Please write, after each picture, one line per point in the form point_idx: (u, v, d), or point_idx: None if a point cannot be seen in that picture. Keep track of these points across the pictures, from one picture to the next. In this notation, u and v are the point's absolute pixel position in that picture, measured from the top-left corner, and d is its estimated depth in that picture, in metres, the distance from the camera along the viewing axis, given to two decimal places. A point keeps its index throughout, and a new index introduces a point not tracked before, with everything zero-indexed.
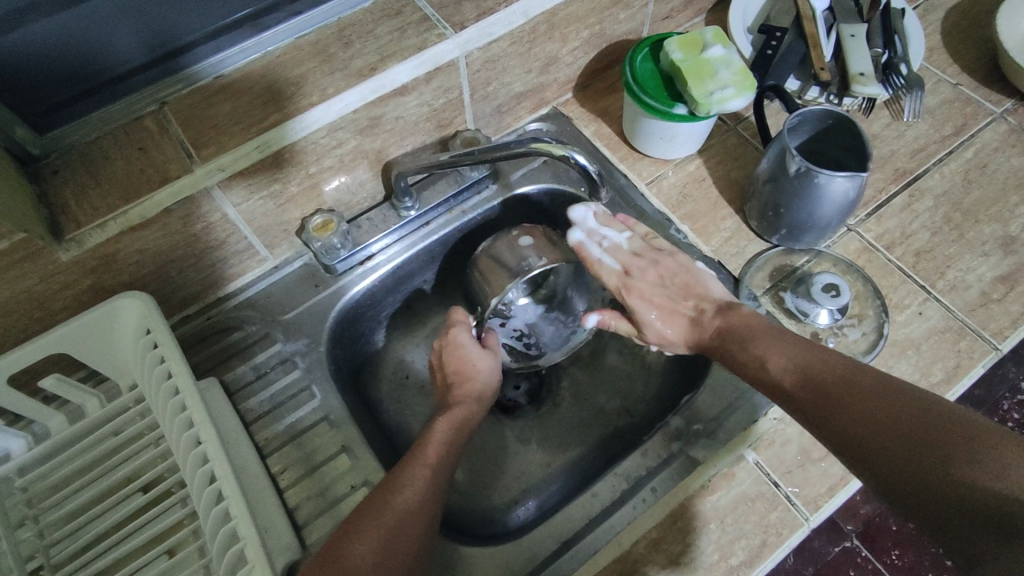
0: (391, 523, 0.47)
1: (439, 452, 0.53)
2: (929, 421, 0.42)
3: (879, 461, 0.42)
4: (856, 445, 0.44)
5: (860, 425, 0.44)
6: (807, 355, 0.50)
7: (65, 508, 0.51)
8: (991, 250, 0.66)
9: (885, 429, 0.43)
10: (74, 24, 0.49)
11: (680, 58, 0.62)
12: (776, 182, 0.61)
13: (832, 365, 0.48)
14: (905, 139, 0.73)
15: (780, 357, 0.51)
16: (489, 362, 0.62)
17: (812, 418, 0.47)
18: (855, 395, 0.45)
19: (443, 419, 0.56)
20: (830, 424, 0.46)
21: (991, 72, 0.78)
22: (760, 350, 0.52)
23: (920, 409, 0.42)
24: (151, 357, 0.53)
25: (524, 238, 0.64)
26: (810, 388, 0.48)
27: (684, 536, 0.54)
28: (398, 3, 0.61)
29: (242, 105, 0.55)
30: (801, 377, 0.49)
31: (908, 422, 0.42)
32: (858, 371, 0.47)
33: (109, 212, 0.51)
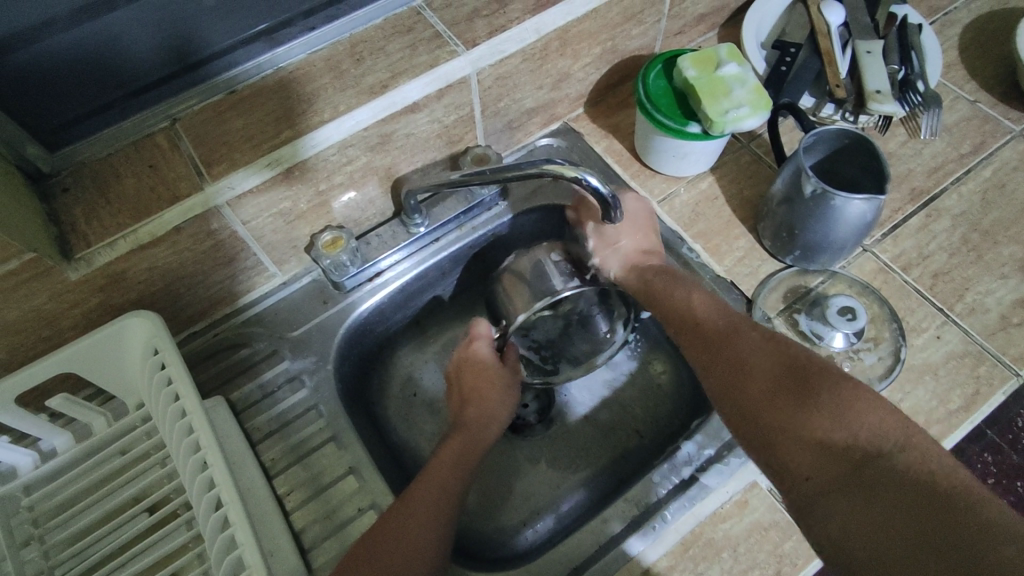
0: (400, 552, 0.46)
1: (452, 474, 0.52)
2: (801, 374, 0.47)
3: (749, 408, 0.48)
4: (734, 390, 0.49)
5: (747, 372, 0.49)
6: (712, 311, 0.55)
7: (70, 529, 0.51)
8: (1010, 273, 0.65)
9: (763, 375, 0.48)
10: (93, 36, 0.48)
11: (693, 76, 0.61)
12: (791, 203, 0.60)
13: (737, 323, 0.53)
14: (922, 157, 0.72)
15: (687, 311, 0.56)
16: (508, 383, 0.62)
17: (706, 366, 0.52)
18: (746, 349, 0.50)
19: (455, 437, 0.56)
20: (718, 371, 0.51)
21: (1010, 90, 0.77)
22: (672, 305, 0.58)
23: (796, 364, 0.47)
24: (159, 377, 0.52)
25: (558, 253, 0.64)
26: (710, 340, 0.53)
27: (696, 566, 0.53)
28: (410, 20, 0.61)
29: (254, 121, 0.55)
30: (702, 330, 0.54)
31: (782, 374, 0.47)
32: (756, 330, 0.52)
33: (119, 230, 0.51)
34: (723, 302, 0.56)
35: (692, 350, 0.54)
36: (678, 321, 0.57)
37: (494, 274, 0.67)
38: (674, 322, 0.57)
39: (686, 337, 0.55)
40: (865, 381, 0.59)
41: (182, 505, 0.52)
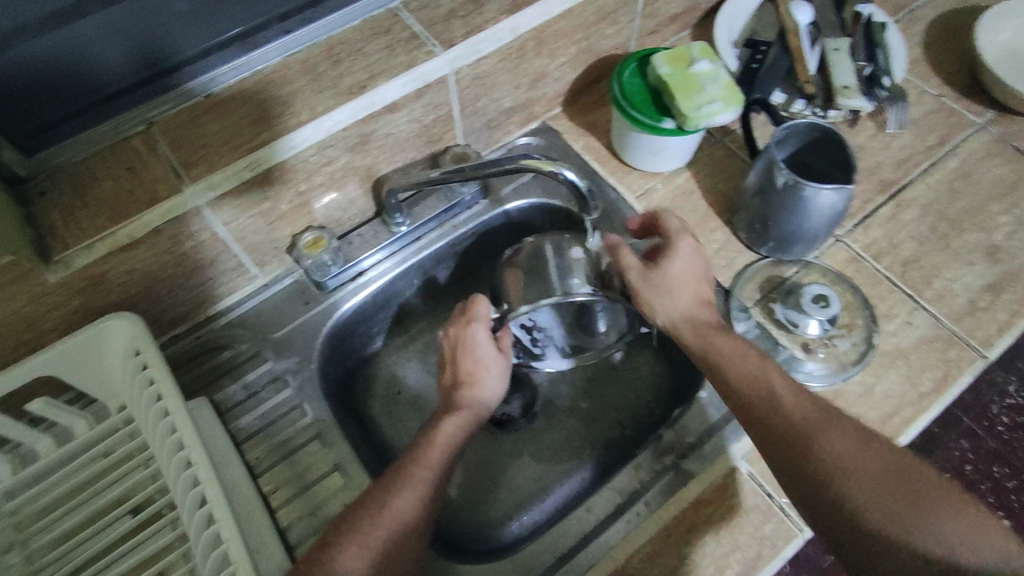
0: (382, 535, 0.47)
1: (438, 458, 0.52)
2: (904, 475, 0.46)
3: (854, 516, 0.45)
4: (836, 497, 0.46)
5: (844, 476, 0.46)
6: (788, 395, 0.50)
7: (53, 532, 0.51)
8: (976, 259, 0.67)
9: (863, 481, 0.45)
10: (70, 40, 0.49)
11: (667, 73, 0.63)
12: (765, 195, 0.62)
13: (819, 412, 0.49)
14: (890, 150, 0.74)
15: (760, 392, 0.50)
16: (500, 372, 0.59)
17: (794, 462, 0.47)
18: (844, 447, 0.47)
19: (446, 423, 0.54)
20: (812, 470, 0.47)
21: (972, 84, 0.79)
22: (736, 383, 0.52)
23: (897, 465, 0.46)
24: (141, 378, 0.52)
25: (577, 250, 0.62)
26: (796, 433, 0.48)
27: (678, 551, 0.54)
28: (387, 21, 0.61)
29: (231, 123, 0.55)
30: (785, 417, 0.49)
31: (886, 477, 0.46)
32: (841, 421, 0.48)
33: (97, 233, 0.51)
34: (790, 378, 0.52)
35: (766, 439, 0.49)
36: (747, 405, 0.50)
37: (496, 265, 0.66)
38: (739, 402, 0.51)
39: (759, 422, 0.50)
40: (839, 366, 0.61)
41: (167, 505, 0.52)
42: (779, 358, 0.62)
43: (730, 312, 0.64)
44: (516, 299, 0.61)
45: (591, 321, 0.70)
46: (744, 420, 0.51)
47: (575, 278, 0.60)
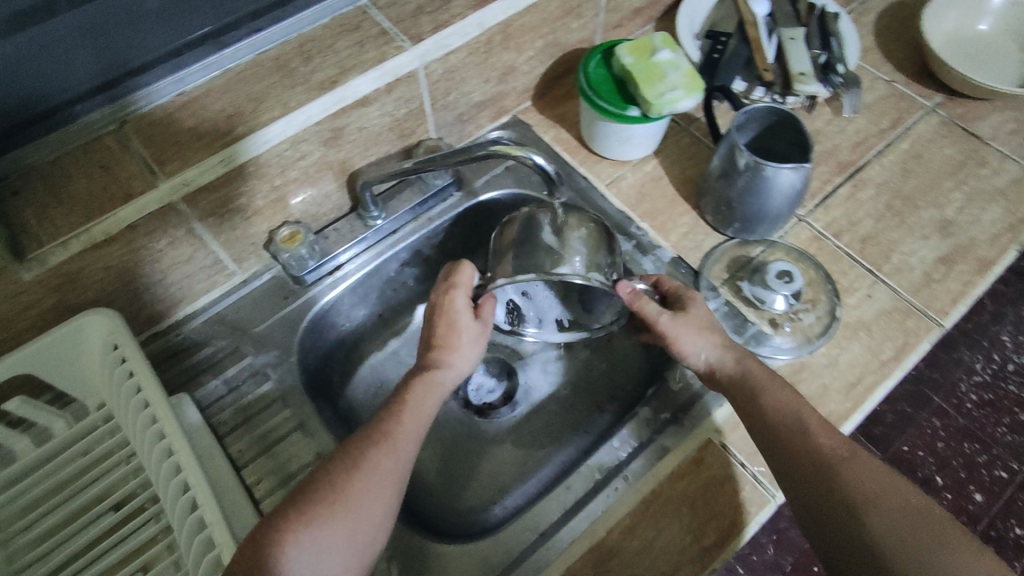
0: (355, 490, 0.44)
1: (415, 417, 0.50)
2: (926, 520, 0.45)
3: (872, 551, 0.45)
4: (857, 529, 0.46)
5: (863, 513, 0.46)
6: (816, 426, 0.50)
7: (34, 531, 0.50)
8: (930, 234, 0.70)
9: (881, 520, 0.45)
10: (42, 41, 0.49)
11: (630, 62, 0.65)
12: (728, 177, 0.64)
13: (847, 447, 0.49)
14: (846, 133, 0.77)
15: (785, 417, 0.51)
16: (474, 337, 0.56)
17: (817, 491, 0.48)
18: (868, 483, 0.47)
19: (421, 384, 0.52)
20: (835, 500, 0.47)
21: (921, 69, 0.83)
22: (764, 410, 0.52)
23: (919, 510, 0.46)
24: (121, 372, 0.53)
25: (575, 231, 0.60)
26: (822, 463, 0.48)
27: (657, 522, 0.55)
28: (356, 18, 0.63)
29: (204, 120, 0.55)
30: (810, 445, 0.49)
31: (908, 518, 0.45)
32: (867, 459, 0.48)
33: (72, 230, 0.51)
34: (820, 415, 0.52)
35: (785, 466, 0.50)
36: (772, 432, 0.51)
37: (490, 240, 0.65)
38: (765, 429, 0.52)
39: (784, 451, 0.51)
40: (804, 339, 0.63)
41: (150, 499, 0.52)
42: (747, 333, 0.64)
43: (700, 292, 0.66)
44: (500, 264, 0.61)
45: (596, 299, 0.70)
46: (769, 448, 0.52)
47: (577, 259, 0.59)
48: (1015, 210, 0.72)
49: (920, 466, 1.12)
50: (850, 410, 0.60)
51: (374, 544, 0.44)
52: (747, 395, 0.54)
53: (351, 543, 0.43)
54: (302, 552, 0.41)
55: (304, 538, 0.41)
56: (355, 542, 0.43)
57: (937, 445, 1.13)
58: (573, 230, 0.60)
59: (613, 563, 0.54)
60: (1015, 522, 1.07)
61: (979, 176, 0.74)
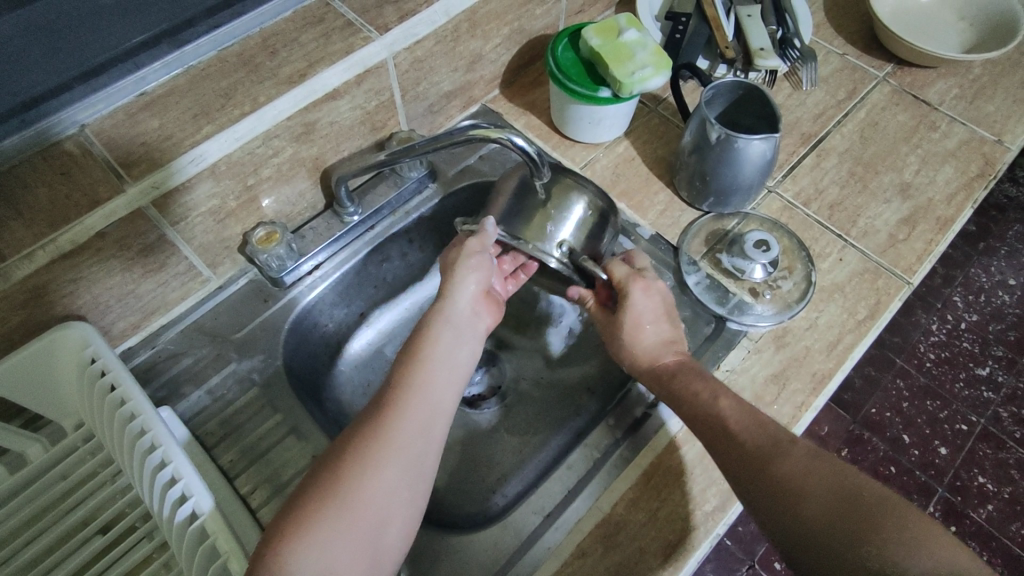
0: (354, 473, 0.41)
1: (422, 381, 0.48)
2: (853, 500, 0.43)
3: (805, 538, 0.44)
4: (792, 519, 0.44)
5: (796, 502, 0.45)
6: (737, 424, 0.50)
7: (15, 563, 0.47)
8: (892, 197, 0.73)
9: (814, 508, 0.44)
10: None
11: (598, 44, 0.66)
12: (701, 151, 0.65)
13: (775, 439, 0.48)
14: (806, 106, 0.80)
15: (708, 425, 0.51)
16: (474, 260, 0.55)
17: (748, 490, 0.47)
18: (797, 472, 0.46)
19: (425, 335, 0.51)
20: (769, 493, 0.46)
21: (870, 41, 0.87)
22: (689, 418, 0.53)
23: (848, 492, 0.44)
24: (100, 386, 0.50)
25: (570, 208, 0.57)
26: (751, 458, 0.48)
27: (659, 493, 0.56)
28: (320, 10, 0.61)
29: (171, 119, 0.53)
30: (732, 447, 0.49)
31: (841, 501, 0.44)
32: (793, 449, 0.47)
33: (37, 241, 0.48)
34: (743, 407, 0.51)
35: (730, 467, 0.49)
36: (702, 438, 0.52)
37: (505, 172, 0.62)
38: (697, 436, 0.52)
39: (715, 455, 0.50)
40: (784, 305, 0.65)
41: (140, 517, 0.50)
42: (730, 303, 0.65)
43: (681, 267, 0.67)
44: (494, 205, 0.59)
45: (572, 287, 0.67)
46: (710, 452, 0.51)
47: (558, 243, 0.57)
48: (967, 169, 0.75)
49: (888, 426, 1.16)
50: (833, 369, 0.62)
51: (385, 534, 0.41)
52: (678, 401, 0.54)
53: (357, 531, 0.40)
54: (302, 551, 0.38)
55: (306, 535, 0.39)
56: (363, 531, 0.40)
57: (903, 404, 1.18)
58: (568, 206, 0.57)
59: (620, 537, 0.54)
60: (978, 471, 1.12)
61: (931, 140, 0.78)
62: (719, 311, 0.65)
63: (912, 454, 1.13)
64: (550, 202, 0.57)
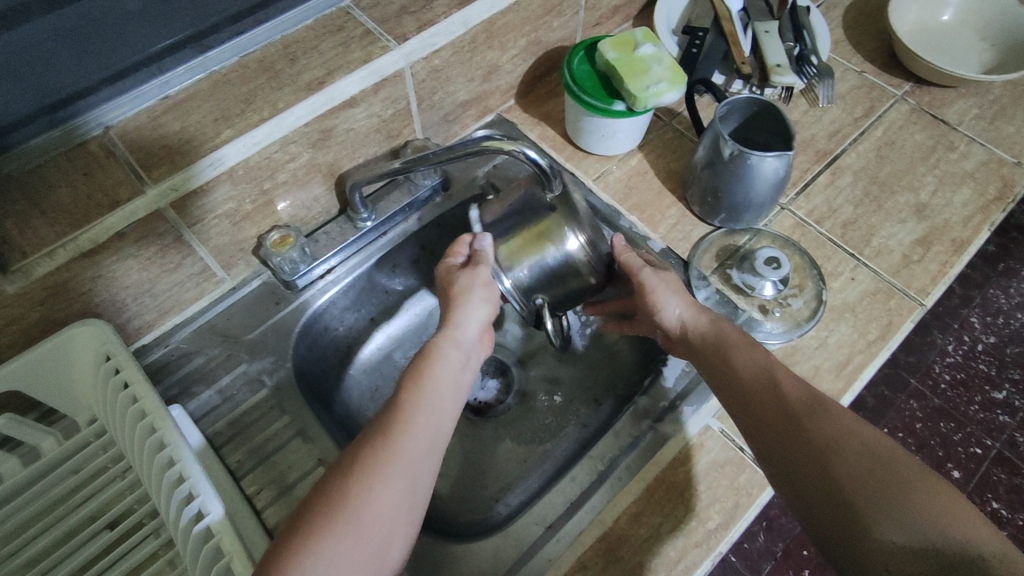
0: (361, 490, 0.42)
1: (431, 402, 0.48)
2: (893, 465, 0.43)
3: (836, 492, 0.44)
4: (821, 476, 0.45)
5: (828, 456, 0.45)
6: (788, 381, 0.51)
7: (23, 555, 0.48)
8: (907, 217, 0.72)
9: (845, 463, 0.44)
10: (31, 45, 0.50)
11: (614, 57, 0.66)
12: (713, 167, 0.65)
13: (816, 400, 0.49)
14: (822, 123, 0.80)
15: (758, 381, 0.52)
16: (482, 292, 0.56)
17: (782, 443, 0.48)
18: (832, 432, 0.46)
19: (431, 357, 0.52)
20: (803, 451, 0.47)
21: (890, 59, 0.86)
22: (736, 373, 0.53)
23: (882, 452, 0.44)
24: (114, 383, 0.51)
25: (564, 240, 0.59)
26: (790, 417, 0.48)
27: (662, 508, 0.56)
28: (340, 19, 0.62)
29: (192, 122, 0.54)
30: (777, 400, 0.50)
31: (872, 461, 0.44)
32: (835, 415, 0.47)
33: (58, 239, 0.50)
34: (794, 372, 0.52)
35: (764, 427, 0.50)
36: (742, 394, 0.52)
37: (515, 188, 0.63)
38: (734, 393, 0.53)
39: (758, 414, 0.51)
40: (794, 323, 0.65)
41: (148, 514, 0.50)
42: (739, 320, 0.65)
43: (691, 282, 0.67)
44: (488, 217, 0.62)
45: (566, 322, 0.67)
46: (746, 413, 0.52)
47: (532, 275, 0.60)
48: (985, 191, 0.75)
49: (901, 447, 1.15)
50: (841, 390, 0.61)
51: (390, 547, 0.42)
52: (711, 358, 0.56)
53: (364, 540, 0.40)
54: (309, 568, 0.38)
55: (313, 551, 0.39)
56: (368, 544, 0.41)
57: (916, 425, 1.16)
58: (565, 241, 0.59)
59: (622, 552, 0.54)
60: (991, 496, 1.10)
61: (949, 161, 0.77)
62: None
63: None
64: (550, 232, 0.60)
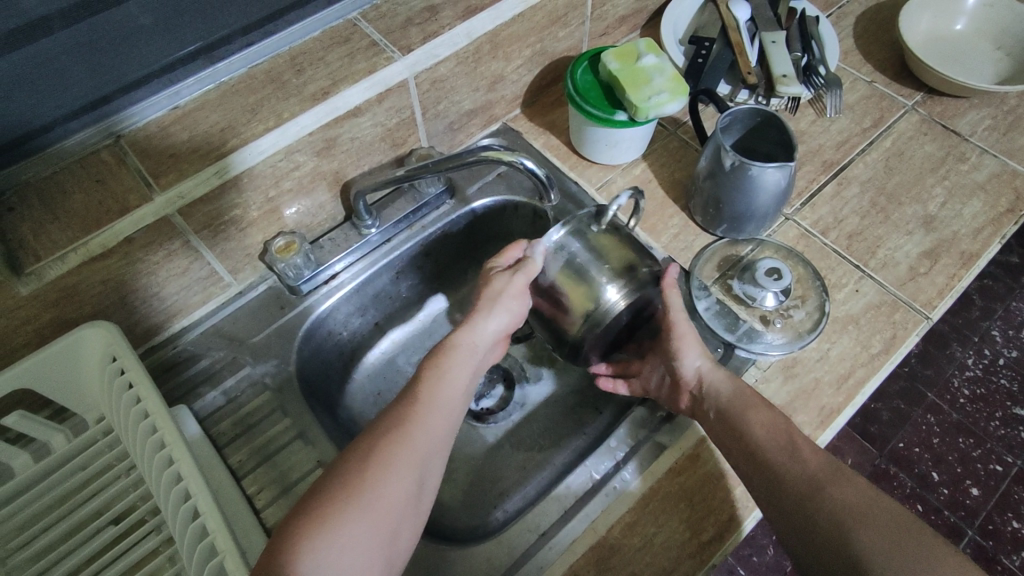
0: (378, 471, 0.43)
1: (442, 400, 0.49)
2: (912, 535, 0.45)
3: (859, 564, 0.45)
4: (843, 545, 0.46)
5: (848, 527, 0.46)
6: (805, 446, 0.52)
7: (31, 547, 0.49)
8: (914, 229, 0.72)
9: (867, 535, 0.46)
10: (46, 56, 0.50)
11: (616, 68, 0.66)
12: (715, 177, 0.65)
13: (831, 467, 0.50)
14: (830, 133, 0.79)
15: (775, 439, 0.53)
16: (511, 303, 0.57)
17: (799, 507, 0.49)
18: (852, 501, 0.48)
19: (446, 352, 0.53)
20: (823, 519, 0.48)
21: (901, 69, 0.85)
22: (754, 436, 0.53)
23: (903, 522, 0.46)
24: (119, 383, 0.53)
25: (606, 288, 0.59)
26: (808, 482, 0.50)
27: (656, 519, 0.55)
28: (346, 31, 0.63)
29: (200, 132, 0.55)
30: (796, 465, 0.51)
31: (894, 531, 0.45)
32: (854, 486, 0.48)
33: (70, 244, 0.51)
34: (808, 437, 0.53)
35: (780, 489, 0.51)
36: (760, 456, 0.53)
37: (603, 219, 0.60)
38: (749, 454, 0.53)
39: (774, 474, 0.52)
40: (795, 335, 0.64)
41: (150, 511, 0.52)
42: (740, 330, 0.64)
43: (691, 292, 0.67)
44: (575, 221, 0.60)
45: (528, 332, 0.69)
46: (756, 475, 0.53)
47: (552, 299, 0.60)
48: (996, 204, 0.73)
49: (917, 462, 1.12)
50: (842, 404, 0.60)
51: (395, 542, 0.43)
52: (726, 417, 0.55)
53: (371, 532, 0.41)
54: (325, 547, 0.39)
55: (322, 542, 0.39)
56: (376, 542, 0.42)
57: (932, 440, 1.13)
58: (608, 283, 0.59)
59: (615, 561, 0.54)
60: (1012, 515, 1.05)
61: (959, 172, 0.76)
62: (727, 338, 0.64)
63: (940, 493, 1.09)
64: (594, 277, 0.59)
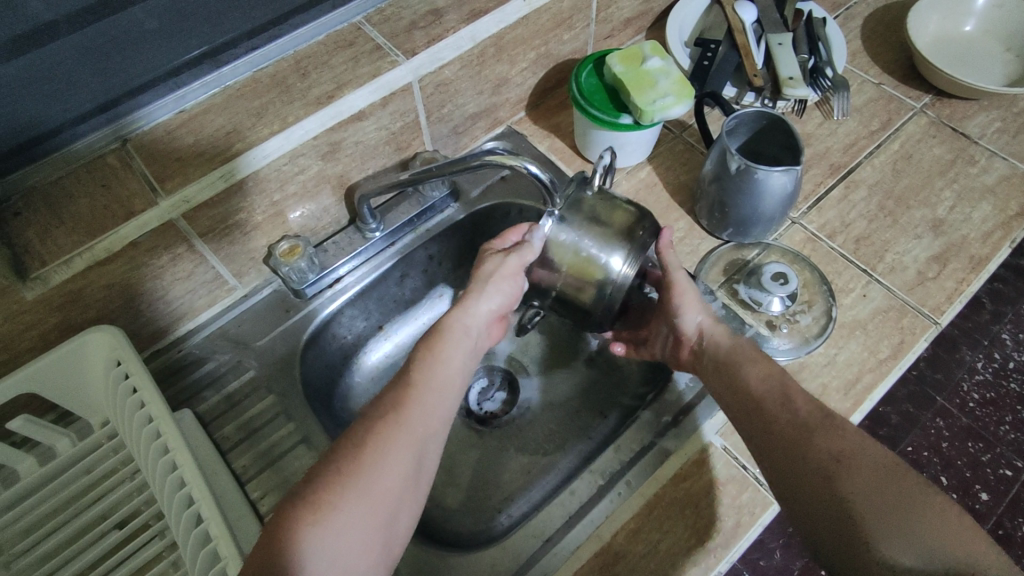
0: (374, 456, 0.43)
1: (436, 383, 0.49)
2: (899, 482, 0.44)
3: (840, 508, 0.44)
4: (826, 489, 0.45)
5: (833, 471, 0.46)
6: (799, 397, 0.51)
7: (36, 552, 0.49)
8: (923, 233, 0.71)
9: (851, 479, 0.45)
10: (54, 57, 0.51)
11: (621, 71, 0.66)
12: (721, 181, 0.65)
13: (823, 416, 0.49)
14: (837, 136, 0.79)
15: (769, 390, 0.52)
16: (505, 283, 0.56)
17: (787, 454, 0.48)
18: (841, 447, 0.47)
19: (441, 335, 0.52)
20: (809, 464, 0.47)
21: (909, 71, 0.84)
22: (748, 386, 0.54)
23: (891, 468, 0.45)
24: (124, 388, 0.53)
25: (613, 255, 0.57)
26: (798, 429, 0.49)
27: (661, 525, 0.55)
28: (351, 34, 0.63)
29: (205, 136, 0.55)
30: (787, 412, 0.50)
31: (880, 477, 0.45)
32: (845, 434, 0.47)
33: (74, 248, 0.52)
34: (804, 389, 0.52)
35: (769, 436, 0.50)
36: (754, 407, 0.52)
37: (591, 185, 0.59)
38: (744, 403, 0.53)
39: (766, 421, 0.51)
40: (802, 340, 0.64)
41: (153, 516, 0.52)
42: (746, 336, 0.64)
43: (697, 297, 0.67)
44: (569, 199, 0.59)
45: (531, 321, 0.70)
46: (749, 425, 0.52)
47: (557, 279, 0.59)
48: (1006, 207, 0.72)
49: (926, 466, 1.11)
50: (850, 410, 0.60)
51: (395, 524, 0.43)
52: (722, 368, 0.56)
53: (370, 515, 0.42)
54: (320, 530, 0.40)
55: (321, 525, 0.40)
56: (375, 525, 0.42)
57: (942, 444, 1.12)
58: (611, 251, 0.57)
59: (619, 567, 0.53)
60: None
61: (969, 175, 0.75)
62: None
63: None
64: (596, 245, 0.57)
